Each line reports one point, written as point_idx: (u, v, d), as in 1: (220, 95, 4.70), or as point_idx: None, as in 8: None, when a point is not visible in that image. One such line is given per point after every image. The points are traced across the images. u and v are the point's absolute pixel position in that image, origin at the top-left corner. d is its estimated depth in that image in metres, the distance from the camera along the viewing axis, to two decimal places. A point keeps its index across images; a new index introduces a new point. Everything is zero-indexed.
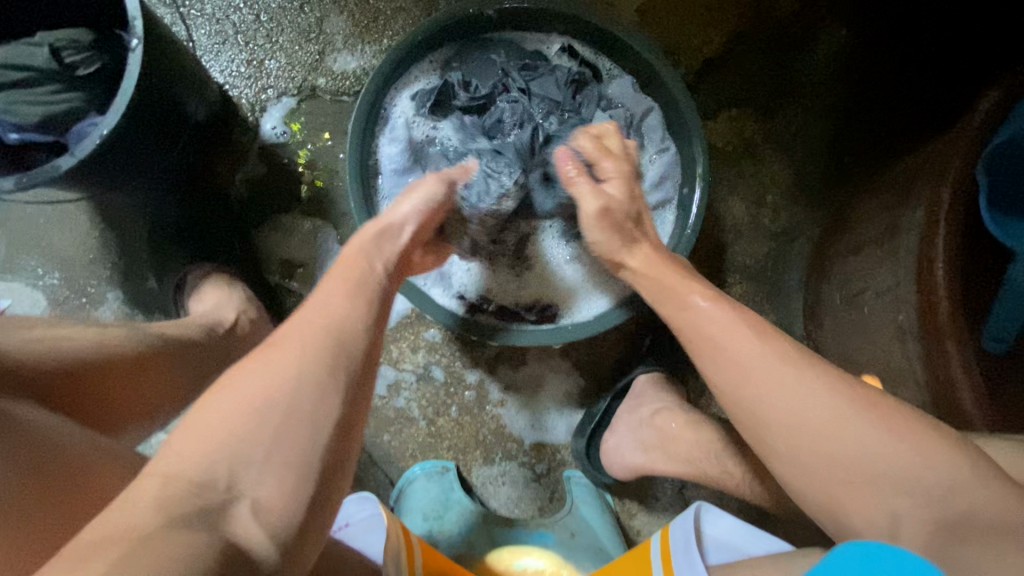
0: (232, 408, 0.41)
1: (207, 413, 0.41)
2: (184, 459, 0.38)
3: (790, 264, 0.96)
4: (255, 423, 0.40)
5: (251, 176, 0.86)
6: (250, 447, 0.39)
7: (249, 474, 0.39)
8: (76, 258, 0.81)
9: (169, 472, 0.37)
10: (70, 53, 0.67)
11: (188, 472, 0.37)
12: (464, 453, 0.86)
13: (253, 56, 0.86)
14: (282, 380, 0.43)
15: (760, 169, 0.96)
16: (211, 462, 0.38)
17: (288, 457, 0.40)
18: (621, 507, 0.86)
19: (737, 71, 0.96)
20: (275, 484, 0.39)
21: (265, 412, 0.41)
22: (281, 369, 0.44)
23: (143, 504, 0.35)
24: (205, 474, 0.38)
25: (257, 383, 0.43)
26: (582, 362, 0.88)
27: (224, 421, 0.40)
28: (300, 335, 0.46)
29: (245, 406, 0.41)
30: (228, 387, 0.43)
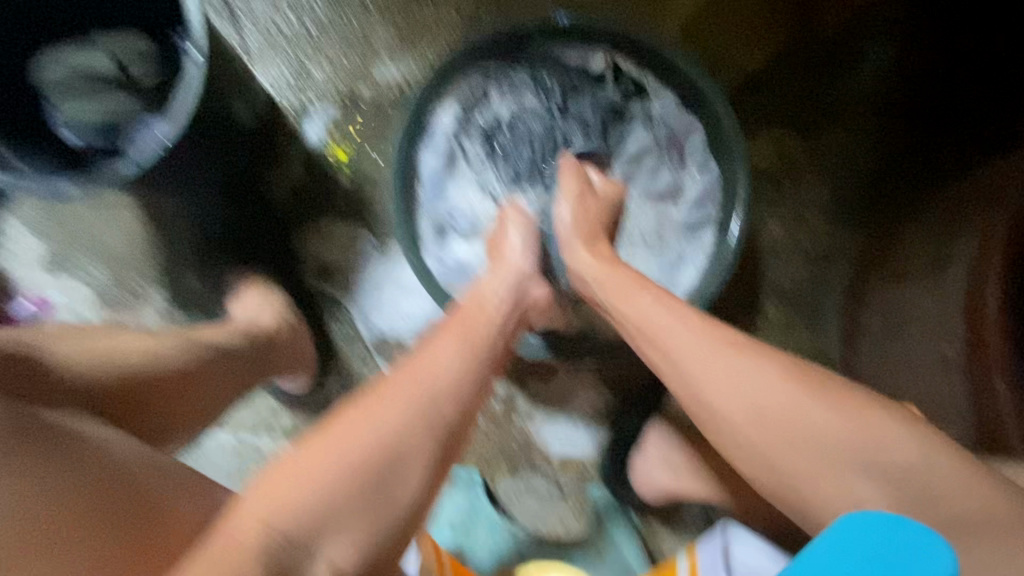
0: (341, 460, 0.44)
1: (318, 458, 0.44)
2: (278, 507, 0.41)
3: (828, 287, 0.94)
4: (354, 483, 0.44)
5: (293, 183, 0.87)
6: (342, 512, 0.42)
7: (329, 537, 0.41)
8: (125, 258, 0.84)
9: (263, 519, 0.40)
10: (135, 64, 0.72)
11: (286, 521, 0.41)
12: (490, 464, 0.87)
13: (299, 64, 0.88)
14: (377, 435, 0.46)
15: (801, 191, 0.95)
16: (300, 517, 0.41)
17: (374, 524, 0.44)
18: (647, 526, 0.85)
19: (781, 90, 0.95)
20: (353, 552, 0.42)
21: (371, 469, 0.45)
22: (394, 432, 0.47)
23: (244, 545, 0.38)
24: (294, 527, 0.41)
25: (373, 437, 0.46)
26: (611, 378, 0.87)
27: (327, 469, 0.43)
28: (407, 398, 0.49)
29: (353, 462, 0.44)
30: (339, 433, 0.46)
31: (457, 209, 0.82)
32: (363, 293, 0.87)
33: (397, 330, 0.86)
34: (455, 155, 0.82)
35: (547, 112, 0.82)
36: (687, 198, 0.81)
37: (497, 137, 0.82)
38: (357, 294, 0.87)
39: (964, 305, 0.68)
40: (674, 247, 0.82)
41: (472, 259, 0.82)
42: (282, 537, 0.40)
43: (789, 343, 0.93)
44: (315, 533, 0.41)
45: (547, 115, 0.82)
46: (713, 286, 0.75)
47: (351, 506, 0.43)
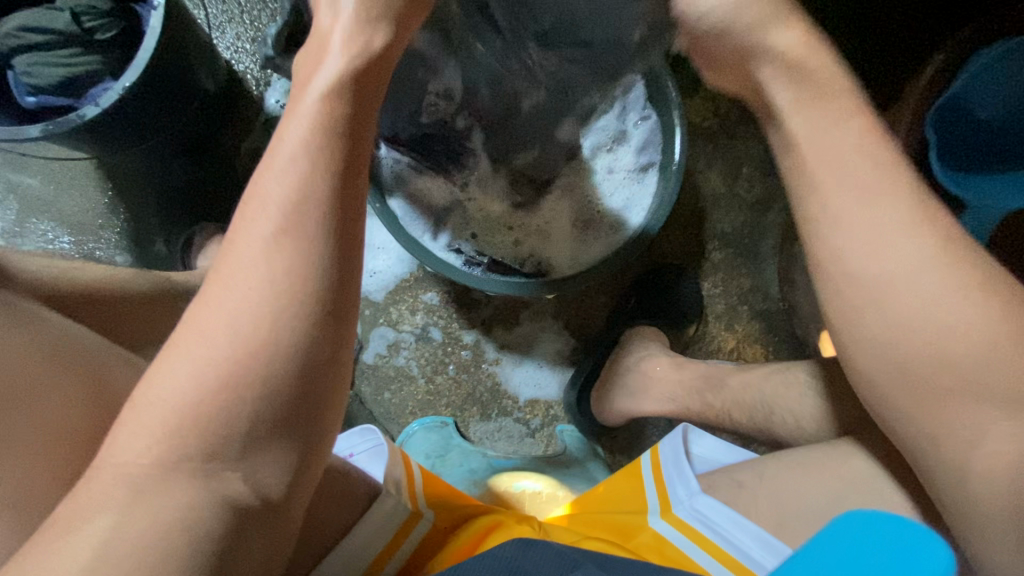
0: (199, 361, 0.35)
1: (172, 368, 0.36)
2: (142, 435, 0.34)
3: (765, 233, 1.02)
4: (228, 381, 0.35)
5: (255, 147, 0.89)
6: (228, 423, 0.35)
7: (226, 447, 0.35)
8: (85, 224, 0.84)
9: (129, 458, 0.34)
10: (90, 19, 0.71)
11: (154, 454, 0.34)
12: (461, 410, 0.90)
13: (257, 34, 0.91)
14: (241, 319, 0.36)
15: (736, 144, 1.03)
16: (180, 436, 0.34)
17: (267, 420, 0.36)
18: (611, 458, 0.90)
19: None
20: (270, 452, 0.36)
21: (228, 359, 0.35)
22: (235, 319, 0.36)
23: (110, 486, 0.33)
24: (177, 448, 0.34)
25: (222, 326, 0.36)
26: (572, 322, 0.93)
27: (192, 377, 0.35)
28: (250, 261, 0.37)
29: (208, 361, 0.35)
30: (196, 332, 0.36)
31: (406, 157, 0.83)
32: None
33: (364, 286, 0.89)
34: None
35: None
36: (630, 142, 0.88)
37: None
38: None
39: None
40: (621, 185, 0.87)
41: (429, 201, 0.84)
42: (176, 459, 0.34)
43: (734, 285, 1.01)
44: (206, 450, 0.34)
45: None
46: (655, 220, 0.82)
47: (235, 418, 0.35)
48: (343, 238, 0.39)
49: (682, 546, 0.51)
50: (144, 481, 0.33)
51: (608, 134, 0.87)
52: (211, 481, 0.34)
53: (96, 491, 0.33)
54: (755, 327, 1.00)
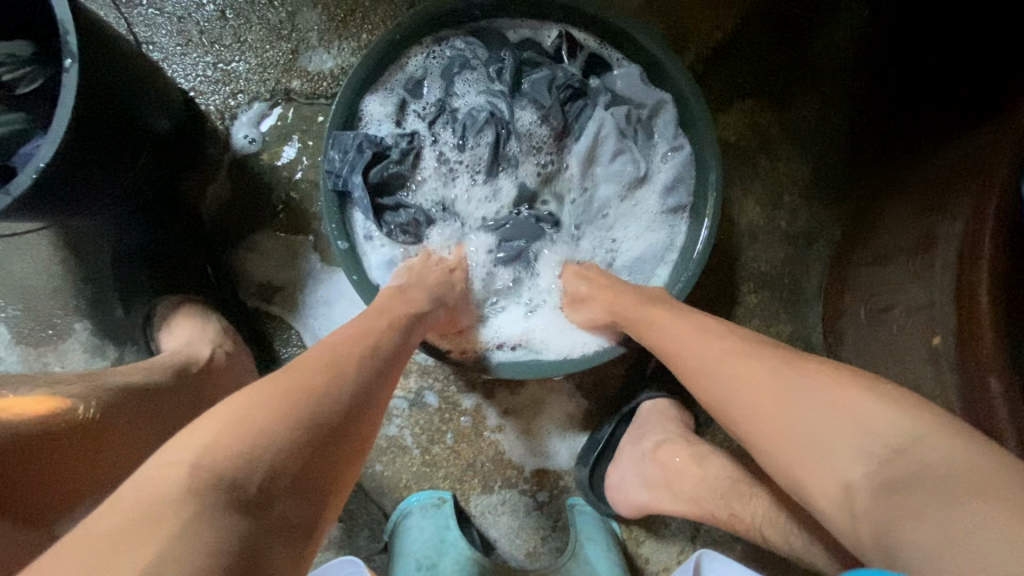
0: (272, 410, 0.40)
1: (241, 410, 0.40)
2: (209, 453, 0.36)
3: (808, 271, 0.89)
4: (292, 431, 0.39)
5: (222, 196, 0.80)
6: (283, 456, 0.38)
7: (284, 476, 0.38)
8: (39, 290, 0.76)
9: (193, 465, 0.35)
10: (9, 70, 0.60)
11: (228, 461, 0.36)
12: (461, 482, 0.81)
13: (219, 58, 0.79)
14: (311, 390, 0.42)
15: (777, 166, 0.89)
16: (243, 460, 0.37)
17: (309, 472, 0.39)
18: (628, 535, 0.81)
19: (755, 55, 0.87)
20: (307, 502, 0.39)
21: (298, 407, 0.41)
22: (306, 387, 0.43)
23: (164, 485, 0.34)
24: (237, 469, 0.36)
25: (291, 391, 0.42)
26: (584, 383, 0.83)
27: (262, 418, 0.39)
28: (333, 357, 0.48)
29: (289, 401, 0.41)
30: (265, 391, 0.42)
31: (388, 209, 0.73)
32: (310, 309, 0.80)
33: None
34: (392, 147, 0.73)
35: (500, 95, 0.74)
36: (650, 186, 0.75)
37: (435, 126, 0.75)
38: (303, 310, 0.79)
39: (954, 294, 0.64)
40: (639, 239, 0.75)
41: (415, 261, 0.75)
42: (226, 483, 0.35)
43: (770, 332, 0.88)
44: (258, 476, 0.36)
45: (496, 96, 0.74)
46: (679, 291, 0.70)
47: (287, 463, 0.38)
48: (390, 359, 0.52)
49: None
50: (203, 490, 0.34)
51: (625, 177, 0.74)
52: (259, 515, 0.35)
53: (137, 501, 0.33)
54: None
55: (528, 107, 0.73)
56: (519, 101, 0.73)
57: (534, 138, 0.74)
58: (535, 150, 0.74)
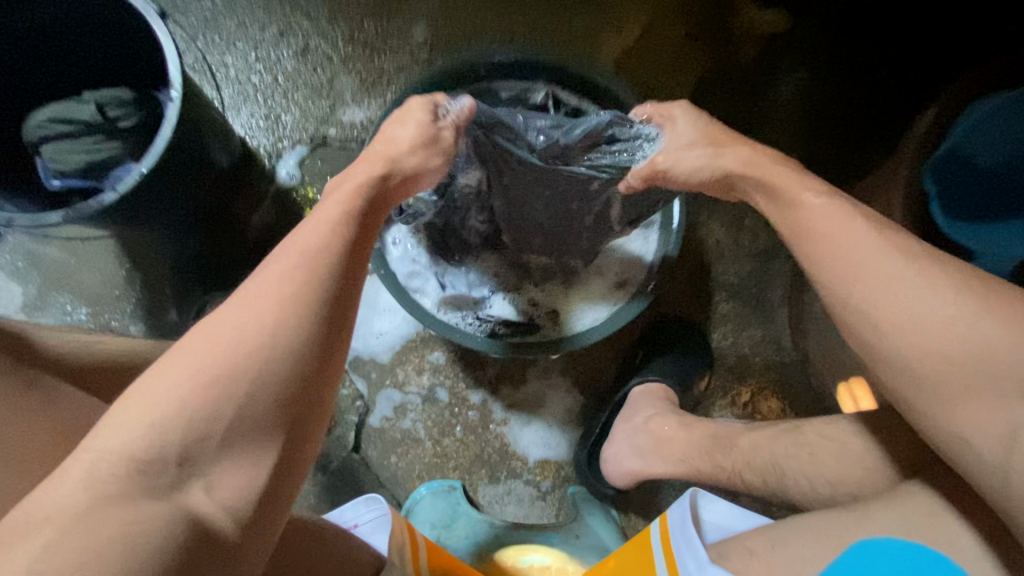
0: (193, 372, 0.36)
1: (153, 388, 0.36)
2: (116, 430, 0.34)
3: (772, 281, 1.01)
4: (217, 398, 0.36)
5: (266, 220, 0.93)
6: (214, 425, 0.36)
7: (209, 451, 0.36)
8: (104, 295, 0.88)
9: (115, 443, 0.34)
10: (114, 109, 0.76)
11: (138, 437, 0.34)
12: (469, 472, 0.88)
13: (271, 111, 0.97)
14: (235, 347, 0.37)
15: (739, 197, 1.03)
16: (162, 436, 0.35)
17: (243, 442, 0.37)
18: (627, 521, 0.86)
19: (713, 107, 1.03)
20: (240, 472, 0.37)
21: (217, 374, 0.36)
22: (239, 339, 0.38)
23: (100, 476, 0.33)
24: (152, 445, 0.34)
25: (217, 348, 0.37)
26: (580, 379, 0.92)
27: (181, 382, 0.36)
28: (267, 291, 0.40)
29: (216, 359, 0.37)
30: (188, 352, 0.37)
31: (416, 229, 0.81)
32: None
33: (370, 349, 0.90)
34: None
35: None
36: None
37: None
38: None
39: None
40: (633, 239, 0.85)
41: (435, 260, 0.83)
42: (149, 457, 0.34)
43: (745, 336, 0.99)
44: (187, 444, 0.35)
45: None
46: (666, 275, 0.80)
47: (212, 430, 0.36)
48: (352, 265, 0.46)
49: None
50: (113, 485, 0.33)
51: None
52: (176, 499, 0.34)
53: (54, 498, 0.32)
54: (768, 378, 0.98)
55: None
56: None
57: None
58: None
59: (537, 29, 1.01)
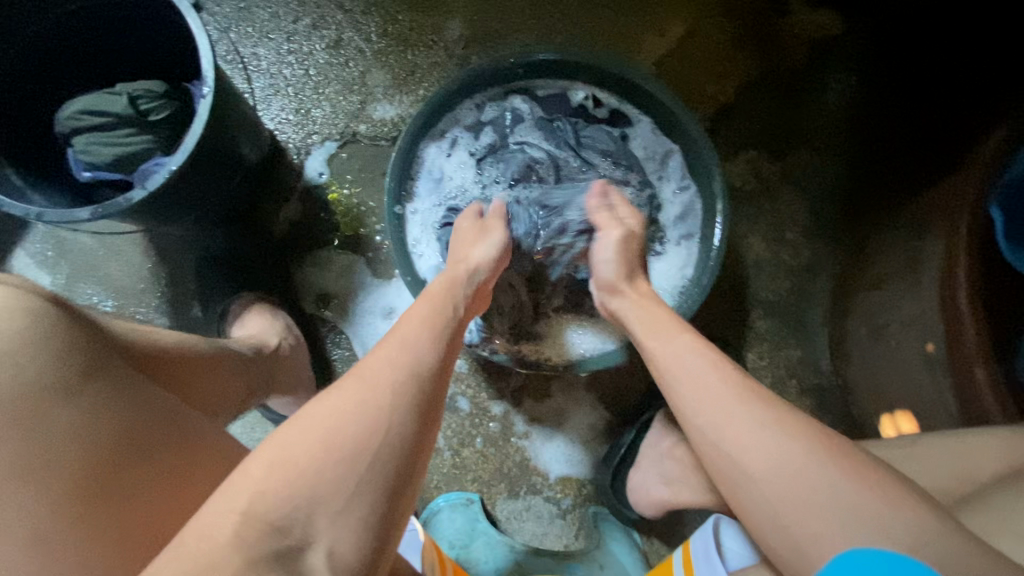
0: (327, 443, 0.42)
1: (295, 434, 0.43)
2: (265, 493, 0.40)
3: (814, 301, 0.97)
4: (349, 465, 0.42)
5: (292, 217, 0.91)
6: (335, 495, 0.41)
7: (324, 518, 0.40)
8: (129, 287, 0.87)
9: (248, 507, 0.39)
10: (146, 101, 0.74)
11: (274, 502, 0.39)
12: (488, 486, 0.86)
13: (301, 105, 0.95)
14: (363, 416, 0.44)
15: (781, 210, 0.99)
16: (290, 498, 0.40)
17: (371, 496, 0.42)
18: (649, 546, 0.83)
19: (756, 111, 0.99)
20: (352, 532, 0.41)
21: (339, 456, 0.42)
22: (366, 407, 0.45)
23: (220, 535, 0.37)
24: (290, 506, 0.40)
25: (340, 418, 0.44)
26: (606, 396, 0.89)
27: (315, 450, 0.42)
28: (385, 367, 0.48)
29: (332, 426, 0.43)
30: (321, 412, 0.44)
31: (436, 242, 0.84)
32: (360, 319, 0.89)
33: None
34: (446, 169, 0.87)
35: (553, 145, 0.85)
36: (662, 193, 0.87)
37: (476, 154, 0.87)
38: (355, 319, 0.89)
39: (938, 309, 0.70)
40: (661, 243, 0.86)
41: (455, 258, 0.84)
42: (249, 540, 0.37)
43: (781, 356, 0.95)
44: (312, 506, 0.40)
45: (541, 139, 0.86)
46: (701, 287, 0.80)
47: (345, 485, 0.41)
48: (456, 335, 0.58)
49: None
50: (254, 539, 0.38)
51: (638, 198, 0.85)
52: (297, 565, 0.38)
53: (198, 550, 0.37)
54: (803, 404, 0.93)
55: (558, 141, 0.85)
56: (565, 146, 0.85)
57: (559, 160, 0.84)
58: (568, 175, 0.84)
59: (577, 29, 0.97)
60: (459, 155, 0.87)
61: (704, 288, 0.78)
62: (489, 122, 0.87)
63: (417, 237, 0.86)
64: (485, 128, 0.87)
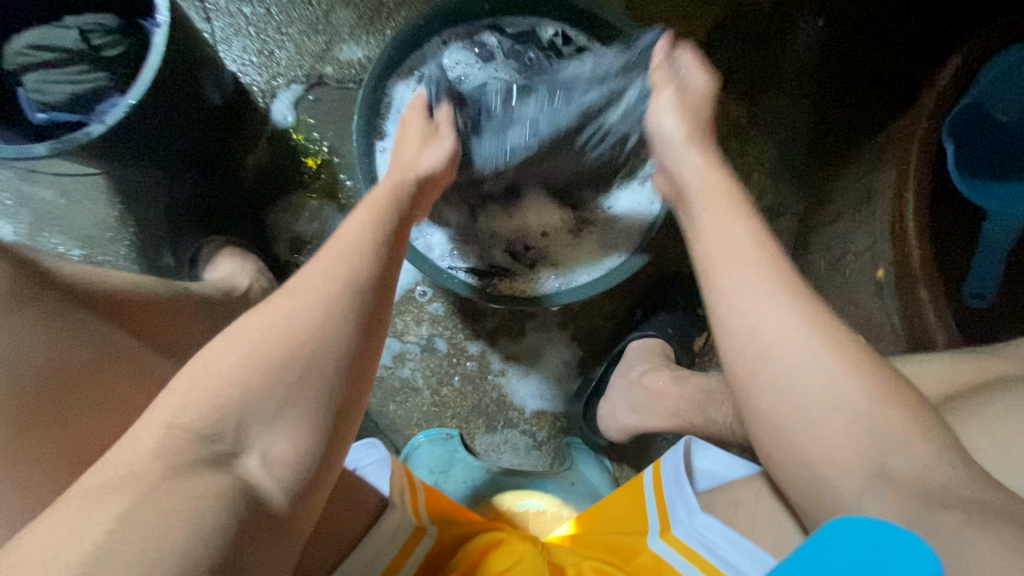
0: (248, 359, 0.44)
1: (225, 351, 0.44)
2: (184, 409, 0.41)
3: (777, 241, 1.01)
4: (271, 381, 0.43)
5: (260, 164, 0.91)
6: (265, 403, 0.43)
7: (258, 425, 0.42)
8: (95, 235, 0.85)
9: (170, 422, 0.40)
10: (98, 36, 0.72)
11: (200, 417, 0.41)
12: (467, 422, 0.89)
13: (264, 46, 0.92)
14: (289, 336, 0.45)
15: (747, 153, 1.01)
16: (218, 412, 0.41)
17: (304, 410, 0.44)
18: (620, 472, 0.89)
19: (725, 49, 0.99)
20: (287, 438, 0.43)
21: (267, 366, 0.44)
22: (291, 331, 0.46)
23: (142, 447, 0.39)
24: (215, 418, 0.41)
25: (270, 338, 0.45)
26: (579, 334, 0.92)
27: (238, 367, 0.43)
28: (320, 283, 0.49)
29: (259, 346, 0.44)
30: (257, 325, 0.46)
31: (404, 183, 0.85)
32: None
33: None
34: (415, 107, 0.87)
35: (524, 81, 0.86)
36: None
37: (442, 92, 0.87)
38: None
39: (890, 234, 0.72)
40: None
41: None
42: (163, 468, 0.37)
43: None
44: (242, 419, 0.42)
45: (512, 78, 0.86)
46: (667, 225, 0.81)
47: (273, 399, 0.43)
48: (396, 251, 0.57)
49: (683, 569, 0.49)
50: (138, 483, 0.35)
51: None
52: (233, 468, 0.40)
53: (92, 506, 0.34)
54: None
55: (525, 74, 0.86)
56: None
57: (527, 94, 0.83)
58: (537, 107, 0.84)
59: None
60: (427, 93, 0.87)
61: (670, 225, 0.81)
62: (456, 60, 0.87)
63: (385, 178, 0.85)
64: (453, 66, 0.87)
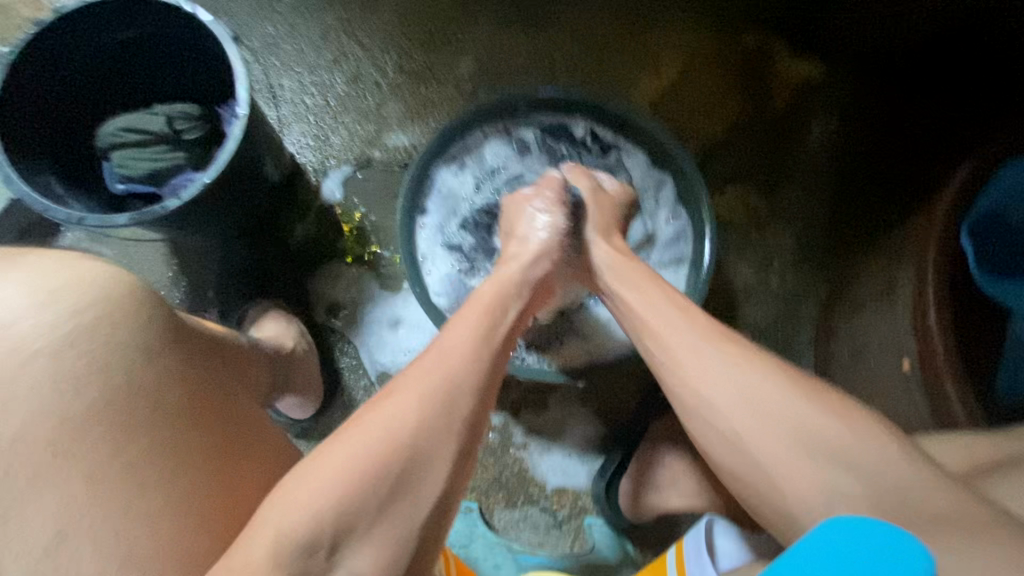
0: (347, 468, 0.47)
1: (328, 462, 0.48)
2: (302, 500, 0.46)
3: (799, 326, 1.02)
4: (371, 486, 0.47)
5: (308, 233, 0.97)
6: (362, 509, 0.46)
7: (353, 536, 0.46)
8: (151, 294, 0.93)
9: (281, 519, 0.45)
10: (183, 122, 0.81)
11: (303, 521, 0.45)
12: (487, 495, 0.89)
13: (321, 132, 1.02)
14: (394, 444, 0.49)
15: (767, 240, 1.05)
16: (319, 517, 0.45)
17: (396, 523, 0.47)
18: (643, 557, 0.87)
19: (742, 148, 1.06)
20: (369, 553, 0.46)
21: (368, 476, 0.47)
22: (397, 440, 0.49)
23: (257, 558, 0.44)
24: (315, 523, 0.45)
25: (375, 449, 0.48)
26: (602, 410, 0.92)
27: (344, 470, 0.47)
28: (420, 393, 0.52)
29: (368, 455, 0.48)
30: (365, 426, 0.50)
31: (440, 260, 0.93)
32: (368, 331, 0.94)
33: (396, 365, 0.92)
34: (456, 190, 0.95)
35: None
36: (658, 216, 0.95)
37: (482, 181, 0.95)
38: (363, 331, 0.94)
39: (911, 324, 0.75)
40: (655, 261, 0.94)
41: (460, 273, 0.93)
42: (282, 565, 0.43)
43: None
44: (341, 527, 0.46)
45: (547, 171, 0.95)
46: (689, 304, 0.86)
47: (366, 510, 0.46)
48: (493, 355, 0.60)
49: None
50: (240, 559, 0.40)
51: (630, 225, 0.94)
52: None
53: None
54: None
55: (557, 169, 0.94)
56: None
57: None
58: None
59: (577, 72, 1.06)
60: (467, 179, 0.95)
61: (694, 305, 0.85)
62: (495, 152, 0.95)
63: (426, 253, 0.93)
64: (492, 157, 0.95)
